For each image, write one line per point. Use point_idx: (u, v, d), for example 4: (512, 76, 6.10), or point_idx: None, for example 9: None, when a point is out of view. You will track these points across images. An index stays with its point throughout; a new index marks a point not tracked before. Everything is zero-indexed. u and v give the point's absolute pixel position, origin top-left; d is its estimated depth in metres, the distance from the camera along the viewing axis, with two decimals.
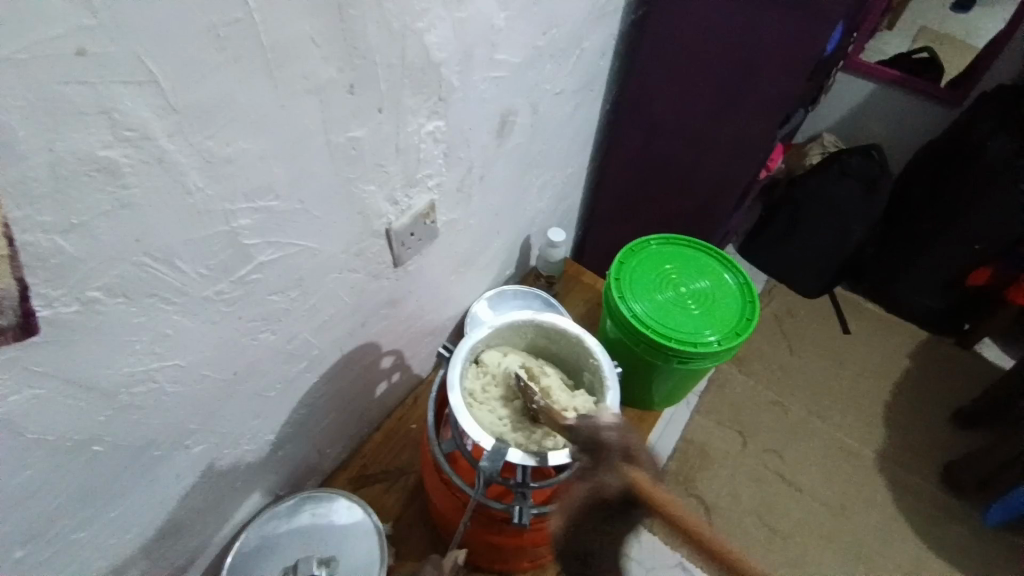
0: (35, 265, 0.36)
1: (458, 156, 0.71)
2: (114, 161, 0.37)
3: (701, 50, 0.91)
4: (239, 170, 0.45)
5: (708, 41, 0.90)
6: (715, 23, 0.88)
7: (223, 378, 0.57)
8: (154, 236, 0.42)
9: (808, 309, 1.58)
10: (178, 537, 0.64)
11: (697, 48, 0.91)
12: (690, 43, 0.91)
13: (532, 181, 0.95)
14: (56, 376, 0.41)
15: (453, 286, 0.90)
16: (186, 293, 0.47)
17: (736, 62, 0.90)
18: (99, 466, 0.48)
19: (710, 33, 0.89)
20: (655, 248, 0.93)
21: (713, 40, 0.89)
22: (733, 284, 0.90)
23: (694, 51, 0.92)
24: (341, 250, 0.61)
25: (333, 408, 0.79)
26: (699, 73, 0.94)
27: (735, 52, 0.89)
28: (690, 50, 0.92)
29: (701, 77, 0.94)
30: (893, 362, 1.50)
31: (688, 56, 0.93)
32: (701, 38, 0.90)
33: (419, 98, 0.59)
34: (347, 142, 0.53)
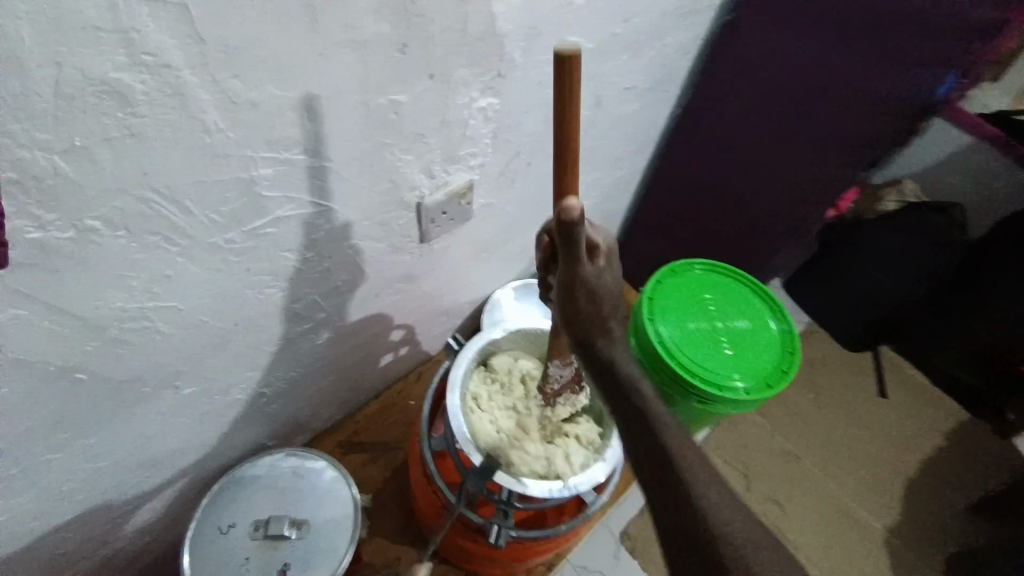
0: (29, 183, 0.34)
1: (506, 139, 0.66)
2: (126, 85, 0.34)
3: (793, 71, 0.85)
4: (265, 116, 0.42)
5: (804, 62, 0.83)
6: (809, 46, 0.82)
7: (222, 327, 0.54)
8: (163, 172, 0.39)
9: (845, 362, 1.49)
10: (155, 470, 0.63)
11: (790, 70, 0.85)
12: (784, 61, 0.85)
13: (581, 177, 0.89)
14: (40, 300, 0.39)
15: (477, 271, 0.86)
16: (192, 236, 0.44)
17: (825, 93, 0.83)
18: (78, 393, 0.47)
19: (809, 54, 0.82)
20: (698, 274, 0.87)
21: (808, 63, 0.83)
22: (775, 330, 0.83)
23: (787, 74, 0.86)
24: (364, 216, 0.58)
25: (332, 371, 0.77)
26: (785, 96, 0.87)
27: (828, 81, 0.82)
28: (781, 69, 0.86)
29: (786, 102, 0.88)
30: (926, 437, 1.40)
31: (777, 76, 0.87)
32: (798, 58, 0.83)
33: (474, 70, 0.54)
34: (387, 105, 0.49)
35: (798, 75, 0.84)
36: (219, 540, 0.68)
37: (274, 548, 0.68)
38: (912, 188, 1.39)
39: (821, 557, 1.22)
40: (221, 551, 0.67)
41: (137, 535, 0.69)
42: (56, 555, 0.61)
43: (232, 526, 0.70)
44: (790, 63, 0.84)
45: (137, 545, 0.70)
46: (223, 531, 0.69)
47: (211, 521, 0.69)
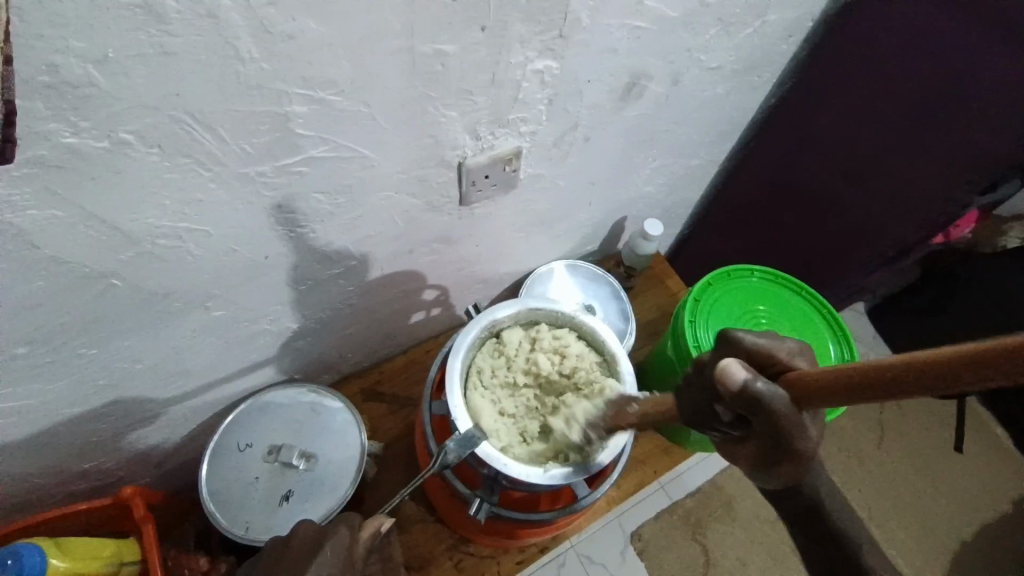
0: (65, 90, 0.35)
1: (562, 107, 0.62)
2: (159, 2, 0.33)
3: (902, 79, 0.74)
4: (302, 51, 0.41)
5: (916, 72, 0.73)
6: (926, 52, 0.71)
7: (253, 258, 0.56)
8: (194, 96, 0.39)
9: (920, 407, 1.36)
10: (187, 381, 0.68)
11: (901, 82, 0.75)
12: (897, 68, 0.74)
13: (646, 160, 0.83)
14: (80, 205, 0.42)
15: (521, 243, 0.84)
16: (224, 164, 0.45)
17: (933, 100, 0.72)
18: (113, 297, 0.50)
19: (917, 65, 0.72)
20: (755, 281, 0.79)
21: (919, 75, 0.73)
22: (834, 356, 0.75)
23: (893, 81, 0.75)
24: (402, 170, 0.57)
25: (362, 319, 0.78)
26: (882, 107, 0.77)
27: (948, 91, 0.71)
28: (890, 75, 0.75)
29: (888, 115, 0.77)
30: (993, 504, 1.28)
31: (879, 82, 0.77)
32: (907, 65, 0.73)
33: (532, 27, 0.50)
34: (432, 55, 0.47)
35: (910, 88, 0.74)
36: (236, 457, 0.73)
37: (283, 475, 0.72)
38: None
39: None
40: (236, 467, 0.72)
41: (168, 436, 0.75)
42: (94, 441, 0.67)
43: (249, 447, 0.74)
44: (905, 68, 0.74)
45: (167, 445, 0.76)
46: (240, 450, 0.73)
47: (231, 438, 0.74)
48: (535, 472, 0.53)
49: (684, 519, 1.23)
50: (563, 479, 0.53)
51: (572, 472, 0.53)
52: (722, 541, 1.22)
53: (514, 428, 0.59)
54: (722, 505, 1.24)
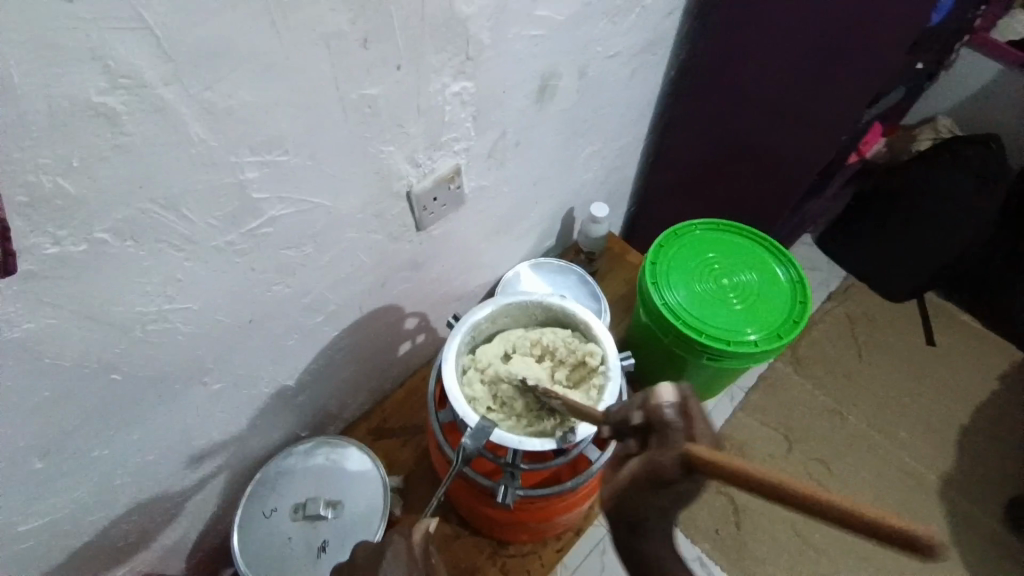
0: (40, 204, 0.38)
1: (489, 120, 0.68)
2: (110, 107, 0.37)
3: (789, 15, 0.82)
4: (243, 122, 0.45)
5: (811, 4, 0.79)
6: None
7: (240, 323, 0.59)
8: (157, 183, 0.43)
9: (889, 314, 1.49)
10: (201, 462, 0.69)
11: (795, 19, 0.82)
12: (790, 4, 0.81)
13: (576, 150, 0.90)
14: (69, 308, 0.44)
15: (484, 252, 0.89)
16: (196, 241, 0.49)
17: (814, 31, 0.81)
18: (117, 391, 0.53)
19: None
20: (700, 234, 0.86)
21: (808, 9, 0.80)
22: (785, 280, 0.82)
23: (789, 19, 0.82)
24: (358, 209, 0.61)
25: (353, 361, 0.82)
26: (774, 50, 0.86)
27: (827, 26, 0.79)
28: (783, 10, 0.82)
29: (782, 56, 0.86)
30: (980, 383, 1.40)
31: (776, 26, 0.84)
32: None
33: (442, 56, 0.56)
34: (361, 99, 0.52)
35: (798, 29, 0.82)
36: (265, 522, 0.74)
37: (315, 526, 0.74)
38: (947, 124, 1.40)
39: (872, 514, 1.24)
40: (266, 531, 0.74)
41: (193, 524, 0.76)
42: (121, 544, 0.67)
43: (276, 509, 0.75)
44: (794, 5, 0.81)
45: (195, 531, 0.77)
46: (268, 514, 0.75)
47: (256, 507, 0.75)
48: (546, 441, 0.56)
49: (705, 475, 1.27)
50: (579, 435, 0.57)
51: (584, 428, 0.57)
52: (746, 487, 1.26)
53: (525, 421, 0.61)
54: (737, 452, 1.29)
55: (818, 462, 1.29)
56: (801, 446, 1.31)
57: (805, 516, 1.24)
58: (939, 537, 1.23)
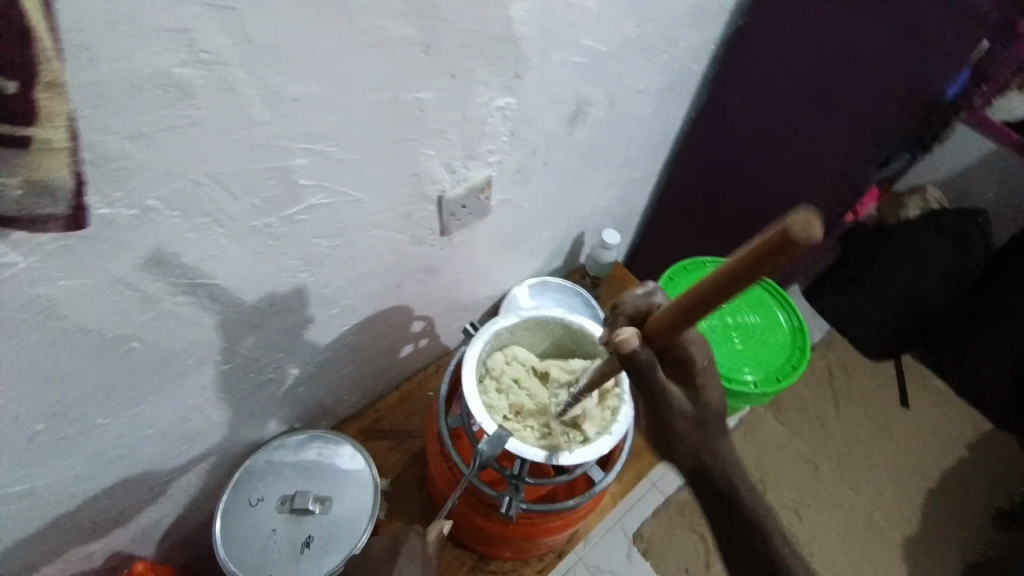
0: (101, 164, 0.38)
1: (523, 137, 0.70)
2: (187, 80, 0.38)
3: (808, 69, 0.86)
4: (303, 110, 0.46)
5: (829, 62, 0.84)
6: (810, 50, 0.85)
7: (260, 307, 0.59)
8: (213, 159, 0.44)
9: (867, 368, 1.54)
10: (193, 445, 0.68)
11: (812, 74, 0.86)
12: (808, 61, 0.85)
13: (596, 176, 0.92)
14: (104, 272, 0.44)
15: (496, 265, 0.90)
16: (236, 220, 0.49)
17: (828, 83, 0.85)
18: (131, 362, 0.52)
19: (822, 58, 0.84)
20: (709, 271, 0.89)
21: (825, 68, 0.84)
22: (786, 325, 0.85)
23: (807, 75, 0.87)
24: (389, 208, 0.62)
25: (356, 358, 0.81)
26: (792, 100, 0.90)
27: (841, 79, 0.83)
28: (802, 65, 0.86)
29: (797, 107, 0.90)
30: (948, 445, 1.46)
31: (794, 79, 0.88)
32: (814, 55, 0.85)
33: (492, 71, 0.58)
34: (412, 102, 0.53)
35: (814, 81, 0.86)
36: (250, 513, 0.73)
37: (300, 522, 0.72)
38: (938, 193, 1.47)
39: (838, 563, 1.27)
40: (250, 522, 0.72)
41: (172, 507, 0.74)
42: (100, 521, 0.65)
43: (261, 501, 0.74)
44: (812, 61, 0.85)
45: (174, 515, 0.75)
46: (253, 505, 0.73)
47: (242, 496, 0.74)
48: (556, 455, 0.58)
49: (680, 509, 1.28)
50: (591, 454, 0.58)
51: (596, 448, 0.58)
52: (719, 525, 1.27)
53: (538, 435, 0.63)
54: None
55: (789, 507, 1.31)
56: (775, 490, 1.33)
57: None
58: None
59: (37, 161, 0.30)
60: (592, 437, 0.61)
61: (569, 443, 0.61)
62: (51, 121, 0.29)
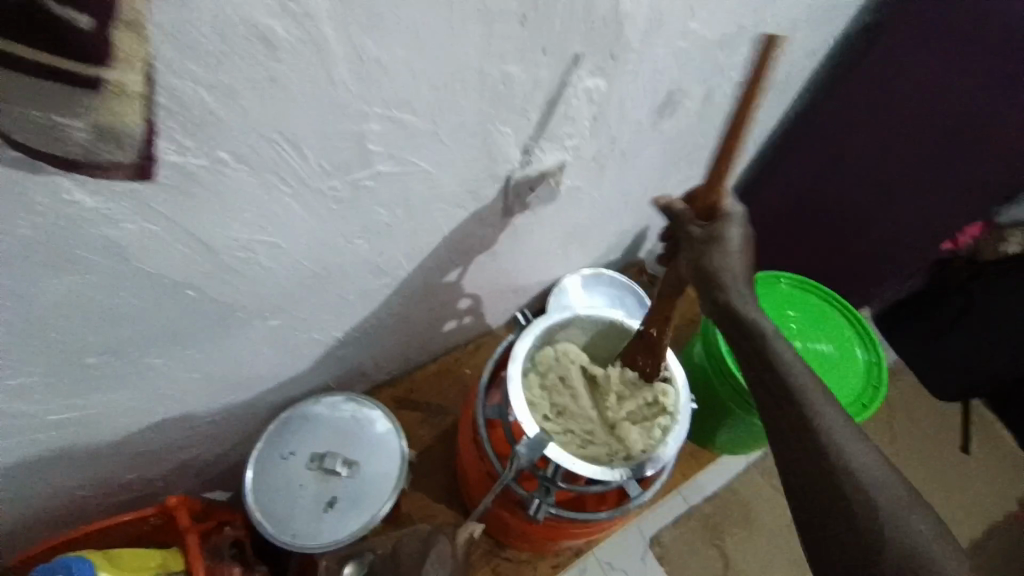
0: (177, 112, 0.36)
1: (606, 123, 0.65)
2: (273, 31, 0.35)
3: (943, 86, 0.76)
4: (387, 75, 0.43)
5: (964, 98, 0.75)
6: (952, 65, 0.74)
7: (315, 269, 0.58)
8: (290, 116, 0.41)
9: (927, 410, 1.43)
10: (236, 393, 0.69)
11: (941, 108, 0.78)
12: (940, 92, 0.77)
13: (674, 172, 0.86)
14: (168, 219, 0.43)
15: (553, 252, 0.86)
16: (304, 181, 0.47)
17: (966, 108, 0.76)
18: (186, 309, 0.52)
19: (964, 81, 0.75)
20: (784, 289, 0.83)
21: (965, 94, 0.75)
22: (861, 360, 0.78)
23: (935, 105, 0.78)
24: (457, 183, 0.59)
25: (400, 327, 0.80)
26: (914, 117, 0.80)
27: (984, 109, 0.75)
28: (931, 94, 0.78)
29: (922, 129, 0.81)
30: (1005, 505, 1.35)
31: (917, 105, 0.79)
32: (947, 87, 0.76)
33: (590, 49, 0.53)
34: (499, 76, 0.49)
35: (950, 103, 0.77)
36: (282, 464, 0.74)
37: (328, 481, 0.73)
38: None
39: None
40: (281, 474, 0.73)
41: (209, 446, 0.76)
42: (144, 451, 0.67)
43: (294, 455, 0.75)
44: (945, 93, 0.76)
45: (210, 454, 0.77)
46: (286, 457, 0.74)
47: (274, 447, 0.75)
48: (598, 470, 0.57)
49: (702, 523, 1.24)
50: (634, 475, 0.58)
51: (639, 469, 0.58)
52: (740, 545, 1.23)
53: (579, 443, 0.61)
54: (739, 509, 1.26)
55: None
56: None
57: None
58: None
59: None
60: (636, 455, 0.60)
61: (611, 457, 0.60)
62: None
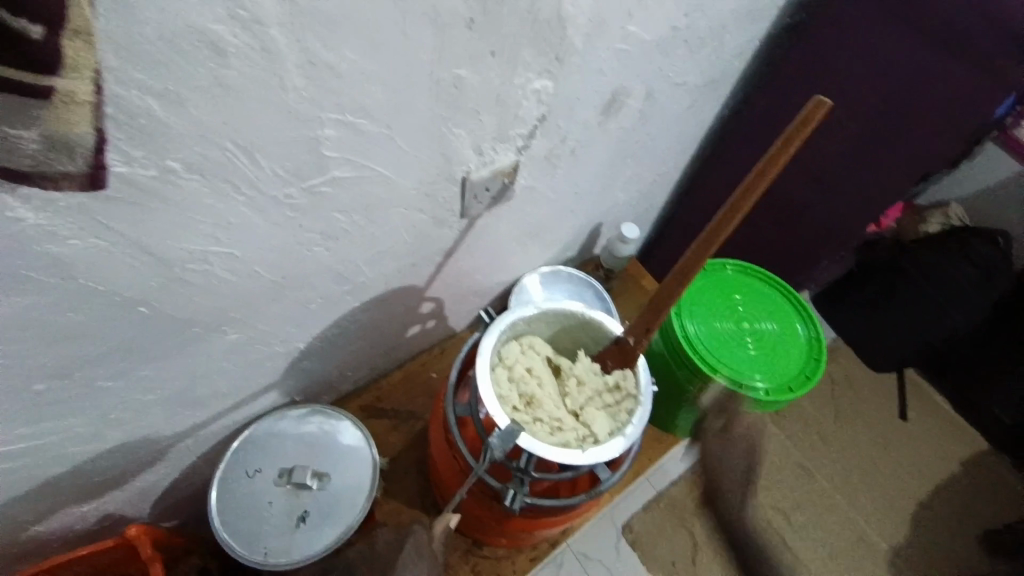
0: (124, 121, 0.36)
1: (556, 123, 0.67)
2: (220, 37, 0.35)
3: (861, 83, 0.83)
4: (339, 79, 0.43)
5: (877, 93, 0.82)
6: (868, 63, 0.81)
7: (274, 279, 0.57)
8: (241, 122, 0.41)
9: (868, 382, 1.53)
10: (195, 412, 0.67)
11: (857, 104, 0.85)
12: (854, 90, 0.84)
13: (623, 169, 0.90)
14: (118, 233, 0.42)
15: (512, 252, 0.88)
16: (258, 188, 0.47)
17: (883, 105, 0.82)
18: (139, 326, 0.50)
19: (879, 79, 0.81)
20: (730, 274, 0.87)
21: (881, 91, 0.81)
22: (803, 336, 0.83)
23: (854, 101, 0.84)
24: (414, 186, 0.60)
25: (364, 335, 0.80)
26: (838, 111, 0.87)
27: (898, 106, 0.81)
28: (849, 91, 0.84)
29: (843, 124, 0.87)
30: (943, 464, 1.46)
31: (838, 101, 0.86)
32: (862, 84, 0.83)
33: (536, 52, 0.55)
34: (450, 78, 0.51)
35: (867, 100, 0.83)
36: (248, 483, 0.72)
37: (297, 496, 0.72)
38: (958, 212, 1.39)
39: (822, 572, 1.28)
40: (248, 493, 0.71)
41: (169, 471, 0.73)
42: (97, 481, 0.64)
43: (260, 472, 0.73)
44: (861, 89, 0.83)
45: (170, 479, 0.74)
46: (252, 475, 0.73)
47: (239, 466, 0.73)
48: (569, 455, 0.57)
49: (670, 507, 1.29)
50: (604, 455, 0.58)
51: (608, 449, 0.59)
52: (708, 524, 1.28)
53: (549, 430, 0.61)
54: (704, 490, 1.31)
55: (779, 512, 1.32)
56: (766, 495, 1.34)
57: (758, 563, 1.26)
58: None
59: (55, 114, 0.28)
60: (604, 438, 0.61)
61: (580, 442, 0.61)
62: (75, 72, 0.27)
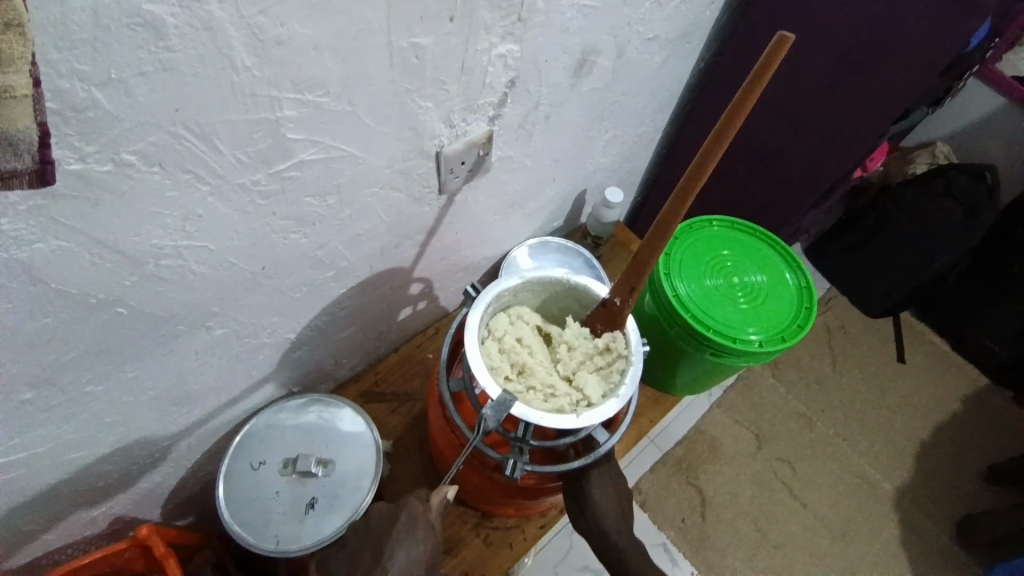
0: (69, 114, 0.34)
1: (525, 88, 0.65)
2: (158, 17, 0.34)
3: (834, 22, 0.81)
4: (292, 56, 0.42)
5: (852, 32, 0.80)
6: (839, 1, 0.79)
7: (252, 269, 0.56)
8: (194, 108, 0.40)
9: (865, 328, 1.54)
10: (190, 410, 0.67)
11: (833, 45, 0.83)
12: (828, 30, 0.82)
13: (601, 132, 0.88)
14: (82, 232, 0.41)
15: (496, 225, 0.87)
16: (221, 175, 0.46)
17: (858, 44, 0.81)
18: (119, 326, 0.50)
19: (853, 16, 0.79)
20: (716, 230, 0.87)
21: (854, 29, 0.80)
22: (792, 284, 0.83)
23: (829, 42, 0.83)
24: (385, 164, 0.59)
25: (354, 320, 0.79)
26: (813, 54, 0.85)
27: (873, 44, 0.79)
28: (824, 32, 0.83)
29: (819, 67, 0.86)
30: (943, 402, 1.47)
31: (813, 42, 0.84)
32: (836, 23, 0.81)
33: (496, 14, 0.53)
34: (409, 48, 0.49)
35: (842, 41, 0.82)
36: (252, 476, 0.73)
37: (302, 484, 0.72)
38: (946, 150, 1.39)
39: (828, 516, 1.30)
40: (253, 486, 0.72)
41: (173, 470, 0.73)
42: (100, 486, 0.65)
43: (263, 464, 0.74)
44: (835, 29, 0.81)
45: (174, 478, 0.75)
46: (255, 467, 0.73)
47: (241, 460, 0.73)
48: (563, 420, 0.57)
49: (676, 465, 1.30)
50: (598, 418, 0.58)
51: (602, 411, 0.59)
52: (714, 478, 1.30)
53: (542, 397, 0.62)
54: (708, 447, 1.32)
55: (784, 462, 1.34)
56: (769, 446, 1.35)
57: (765, 513, 1.28)
58: (890, 543, 1.30)
59: None
60: (597, 400, 0.61)
61: (574, 406, 0.61)
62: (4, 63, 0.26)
